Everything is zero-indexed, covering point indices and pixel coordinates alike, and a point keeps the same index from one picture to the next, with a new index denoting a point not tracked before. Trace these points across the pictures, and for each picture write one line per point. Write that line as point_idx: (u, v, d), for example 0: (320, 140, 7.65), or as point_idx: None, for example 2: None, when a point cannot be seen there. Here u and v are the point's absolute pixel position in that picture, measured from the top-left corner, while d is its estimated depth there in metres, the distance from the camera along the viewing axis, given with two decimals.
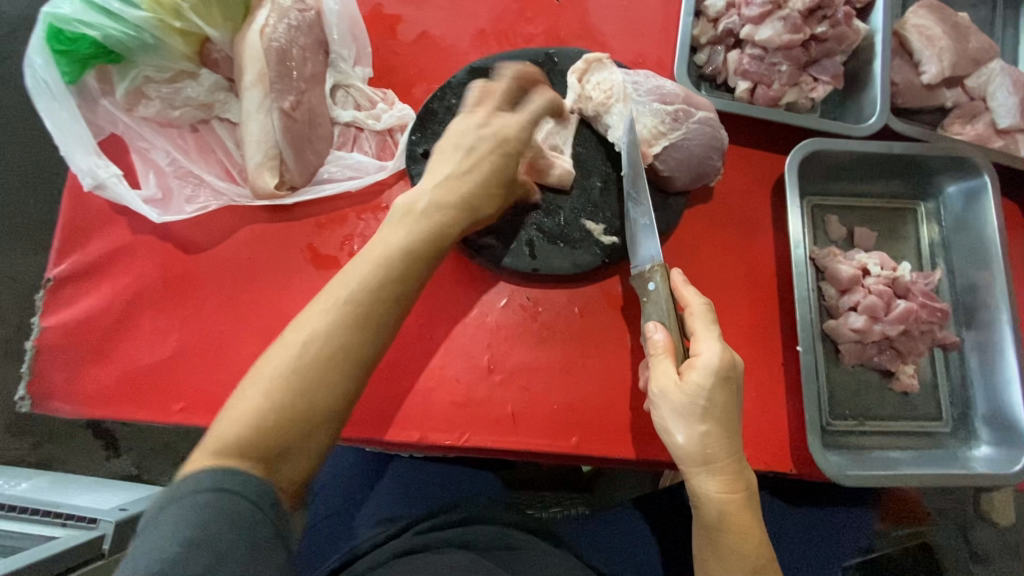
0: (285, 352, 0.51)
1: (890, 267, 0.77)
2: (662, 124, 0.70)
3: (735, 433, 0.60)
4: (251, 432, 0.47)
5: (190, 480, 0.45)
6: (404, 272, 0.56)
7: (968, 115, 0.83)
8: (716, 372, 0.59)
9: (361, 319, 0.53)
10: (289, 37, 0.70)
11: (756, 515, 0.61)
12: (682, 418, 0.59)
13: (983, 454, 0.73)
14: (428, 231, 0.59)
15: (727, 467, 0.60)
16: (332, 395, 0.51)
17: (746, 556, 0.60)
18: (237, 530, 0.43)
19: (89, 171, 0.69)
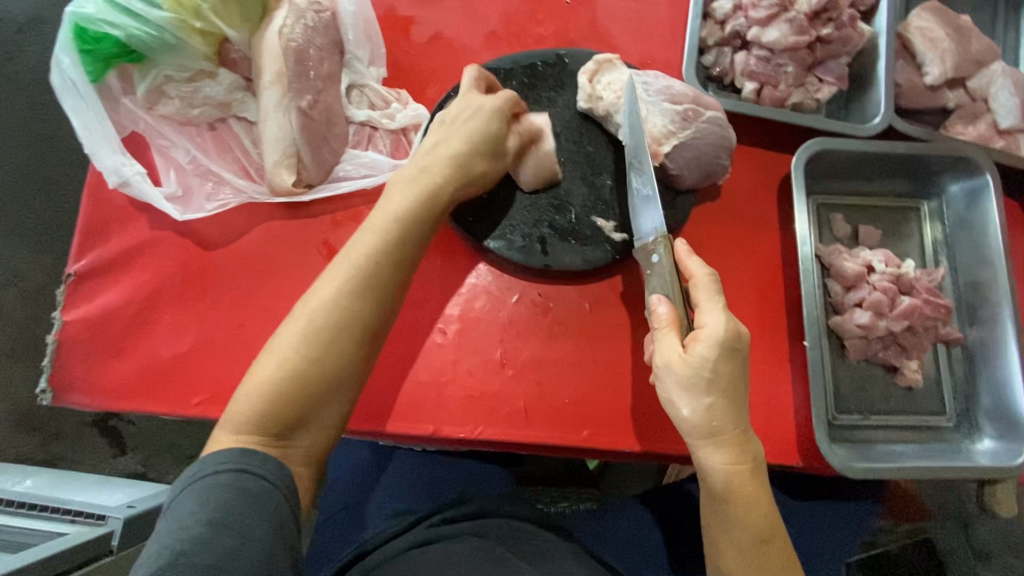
0: (295, 328, 0.59)
1: (895, 264, 0.79)
2: (672, 123, 0.71)
3: (739, 404, 0.62)
4: (266, 405, 0.55)
5: (210, 461, 0.52)
6: (400, 248, 0.63)
7: (970, 116, 0.85)
8: (719, 341, 0.61)
9: (364, 289, 0.60)
10: (306, 37, 0.72)
11: (763, 485, 0.63)
12: (686, 389, 0.61)
13: (986, 448, 0.75)
14: (419, 204, 0.65)
15: (732, 437, 0.62)
16: (343, 362, 0.59)
17: (753, 526, 0.62)
18: (255, 502, 0.50)
19: (114, 169, 0.70)
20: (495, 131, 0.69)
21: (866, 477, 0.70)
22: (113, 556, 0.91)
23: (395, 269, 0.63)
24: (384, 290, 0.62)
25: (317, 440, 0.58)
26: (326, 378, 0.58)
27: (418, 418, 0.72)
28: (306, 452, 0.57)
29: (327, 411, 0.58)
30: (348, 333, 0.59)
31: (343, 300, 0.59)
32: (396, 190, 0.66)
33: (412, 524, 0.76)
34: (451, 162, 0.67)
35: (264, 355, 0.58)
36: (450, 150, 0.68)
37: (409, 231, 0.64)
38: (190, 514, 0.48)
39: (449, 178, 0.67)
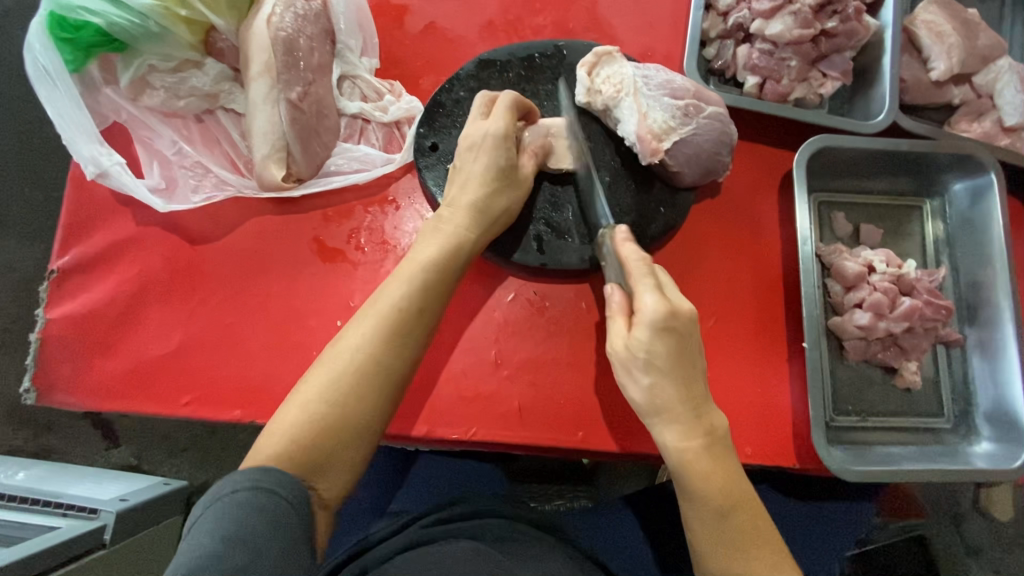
0: (321, 372, 0.59)
1: (896, 264, 0.78)
2: (672, 119, 0.69)
3: (688, 380, 0.60)
4: (293, 446, 0.55)
5: (227, 480, 0.51)
6: (434, 285, 0.64)
7: (975, 113, 0.83)
8: (651, 324, 0.59)
9: (396, 333, 0.61)
10: (296, 26, 0.69)
11: (725, 460, 0.61)
12: (628, 369, 0.61)
13: (984, 451, 0.74)
14: (451, 246, 0.65)
15: (680, 415, 0.60)
16: (368, 414, 0.59)
17: (716, 503, 0.60)
18: (271, 522, 0.50)
19: (92, 159, 0.67)
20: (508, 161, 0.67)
21: (863, 480, 0.69)
22: (106, 549, 0.90)
23: (427, 316, 0.63)
24: (409, 340, 0.62)
25: (336, 484, 0.58)
26: (353, 427, 0.58)
27: (410, 417, 0.70)
28: (326, 493, 0.57)
29: (348, 458, 0.58)
30: (374, 382, 0.59)
31: (368, 348, 0.59)
32: (424, 239, 0.66)
33: (405, 525, 0.76)
34: (473, 208, 0.66)
35: (292, 396, 0.58)
36: (469, 196, 0.66)
37: (439, 279, 0.64)
38: (206, 531, 0.47)
39: (472, 227, 0.66)
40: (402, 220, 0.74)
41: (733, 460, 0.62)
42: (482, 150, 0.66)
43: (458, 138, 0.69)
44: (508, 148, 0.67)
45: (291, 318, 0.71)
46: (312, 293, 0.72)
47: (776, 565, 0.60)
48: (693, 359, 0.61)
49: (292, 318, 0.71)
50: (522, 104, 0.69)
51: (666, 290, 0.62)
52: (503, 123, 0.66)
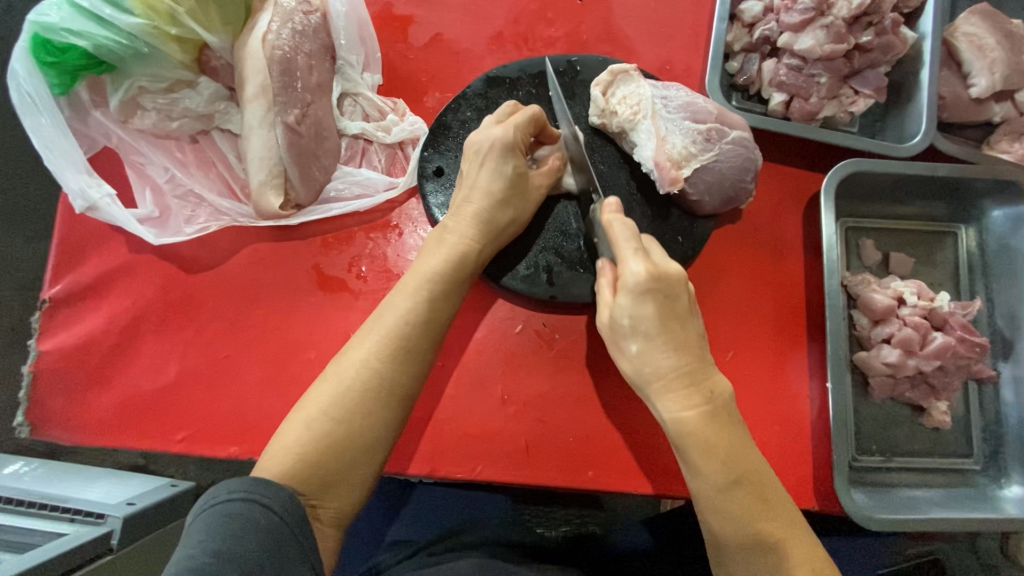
0: (325, 391, 0.56)
1: (927, 297, 0.73)
2: (693, 144, 0.65)
3: (681, 346, 0.56)
4: (297, 464, 0.52)
5: (222, 487, 0.49)
6: (440, 296, 0.60)
7: (1017, 132, 0.77)
8: (635, 289, 0.54)
9: (404, 350, 0.57)
10: (293, 43, 0.65)
11: (728, 427, 0.56)
12: (616, 340, 0.58)
13: (1015, 495, 0.70)
14: (456, 257, 0.61)
15: (674, 385, 0.55)
16: (373, 429, 0.55)
17: (719, 471, 0.55)
18: (263, 537, 0.47)
19: (80, 191, 0.64)
20: (517, 170, 0.63)
21: (887, 528, 0.66)
22: (114, 555, 0.88)
23: (434, 327, 0.60)
24: (417, 353, 0.58)
25: (344, 502, 0.55)
26: (360, 448, 0.55)
27: (412, 456, 0.68)
28: (333, 514, 0.54)
29: (355, 478, 0.55)
30: (380, 402, 0.56)
31: (374, 362, 0.57)
32: (428, 249, 0.63)
33: (414, 552, 0.75)
34: (478, 216, 0.62)
35: (291, 416, 0.56)
36: (475, 203, 0.63)
37: (445, 292, 0.61)
38: (198, 542, 0.45)
39: (479, 235, 0.62)
40: (406, 247, 0.71)
41: (737, 428, 0.57)
42: (489, 155, 0.63)
43: (466, 144, 0.65)
44: (516, 154, 0.63)
45: (290, 350, 0.68)
46: (311, 324, 0.69)
47: (793, 536, 0.56)
48: (685, 321, 0.56)
49: (292, 349, 0.68)
50: (540, 122, 0.65)
51: (651, 254, 0.57)
52: (514, 129, 0.63)
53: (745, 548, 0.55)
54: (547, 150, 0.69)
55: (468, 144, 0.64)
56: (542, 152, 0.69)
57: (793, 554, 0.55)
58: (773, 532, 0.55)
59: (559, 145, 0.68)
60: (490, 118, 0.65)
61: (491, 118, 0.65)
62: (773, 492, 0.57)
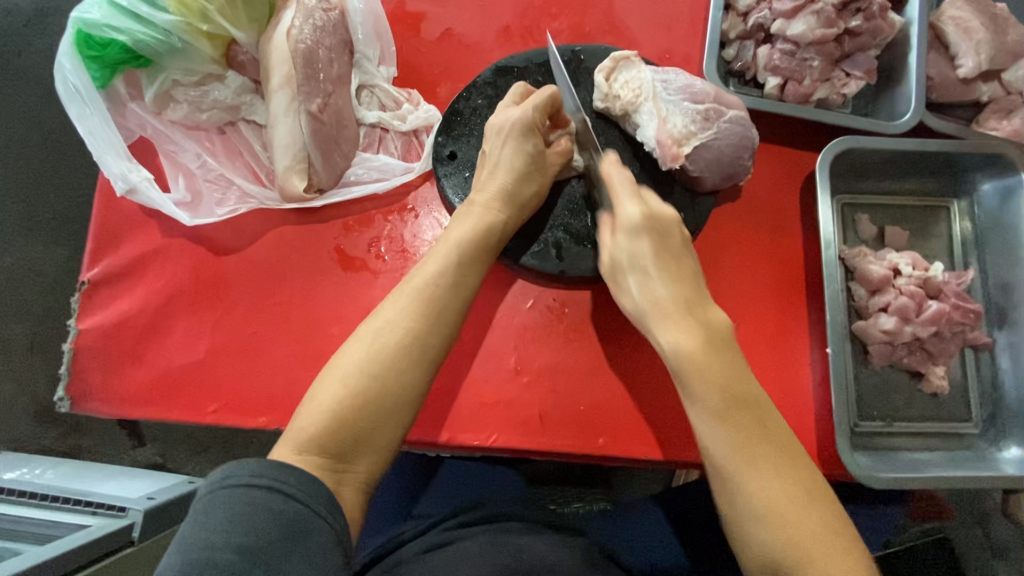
0: (359, 348, 0.59)
1: (922, 267, 0.76)
2: (692, 123, 0.69)
3: (675, 278, 0.64)
4: (333, 424, 0.56)
5: (244, 470, 0.50)
6: (469, 261, 0.65)
7: (1004, 111, 0.80)
8: (631, 228, 0.64)
9: (432, 315, 0.61)
10: (315, 38, 0.70)
11: (723, 351, 0.62)
12: (617, 278, 0.66)
13: (1013, 457, 0.73)
14: (478, 228, 0.65)
15: (669, 310, 0.63)
16: (407, 388, 0.59)
17: (719, 384, 0.60)
18: (287, 524, 0.49)
19: (121, 175, 0.69)
20: (535, 150, 0.68)
21: (889, 487, 0.69)
22: (134, 547, 0.90)
23: (458, 296, 0.63)
24: (444, 317, 0.62)
25: (373, 465, 0.58)
26: (394, 402, 0.58)
27: (431, 426, 0.71)
28: (360, 478, 0.57)
29: (384, 438, 0.58)
30: (412, 360, 0.59)
31: (406, 323, 0.60)
32: (456, 221, 0.67)
33: (430, 526, 0.75)
34: (502, 191, 0.67)
35: (321, 374, 0.59)
36: (499, 179, 0.67)
37: (469, 264, 0.64)
38: (222, 531, 0.46)
39: (504, 207, 0.67)
40: (421, 228, 0.75)
41: (737, 360, 0.62)
42: (509, 136, 0.67)
43: (487, 126, 0.70)
44: (535, 135, 0.68)
45: (314, 326, 0.72)
46: (334, 302, 0.73)
47: (784, 461, 0.58)
48: (678, 258, 0.65)
49: (316, 326, 0.72)
50: (556, 104, 0.70)
51: (647, 202, 0.67)
52: (533, 111, 0.67)
53: (746, 478, 0.57)
54: (559, 133, 0.72)
55: (491, 126, 0.69)
56: (554, 135, 0.72)
57: (792, 481, 0.57)
58: (769, 453, 0.58)
59: (570, 127, 0.72)
60: (508, 101, 0.70)
61: (509, 101, 0.70)
62: (768, 417, 0.60)
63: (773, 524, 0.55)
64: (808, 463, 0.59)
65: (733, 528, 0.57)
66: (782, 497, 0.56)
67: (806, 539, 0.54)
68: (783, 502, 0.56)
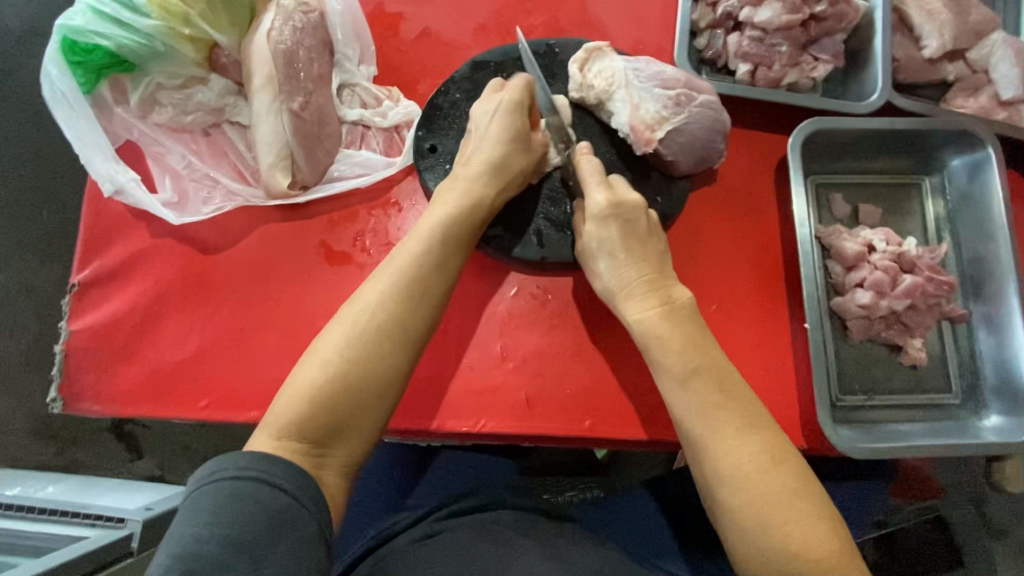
0: (340, 333, 0.60)
1: (896, 243, 0.78)
2: (665, 108, 0.71)
3: (639, 258, 0.66)
4: (312, 409, 0.56)
5: (229, 464, 0.52)
6: (453, 245, 0.66)
7: (971, 88, 0.83)
8: (599, 215, 0.66)
9: (413, 297, 0.62)
10: (294, 39, 0.72)
11: (686, 325, 0.64)
12: (588, 263, 0.69)
13: (994, 425, 0.74)
14: (460, 209, 0.66)
15: (633, 289, 0.66)
16: (390, 370, 0.60)
17: (684, 359, 0.62)
18: (272, 515, 0.50)
19: (108, 177, 0.71)
20: (524, 125, 0.69)
21: (871, 458, 0.70)
22: (134, 558, 0.90)
23: (439, 280, 0.64)
24: (426, 300, 0.63)
25: (351, 449, 0.58)
26: (376, 386, 0.59)
27: (421, 414, 0.72)
28: (341, 464, 0.58)
29: (364, 425, 0.59)
30: (393, 342, 0.60)
31: (387, 305, 0.61)
32: (441, 196, 0.68)
33: (420, 518, 0.76)
34: (490, 163, 0.68)
35: (304, 360, 0.59)
36: (488, 152, 0.68)
37: (451, 248, 0.65)
38: (206, 522, 0.48)
39: (493, 180, 0.68)
40: (405, 221, 0.76)
41: (702, 333, 0.64)
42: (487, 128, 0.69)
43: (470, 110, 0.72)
44: (522, 112, 0.70)
45: (302, 320, 0.73)
46: (321, 296, 0.74)
47: (755, 428, 0.59)
48: (644, 241, 0.67)
49: (304, 319, 0.73)
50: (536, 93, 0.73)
51: (616, 188, 0.68)
52: (518, 91, 0.70)
53: (712, 441, 0.59)
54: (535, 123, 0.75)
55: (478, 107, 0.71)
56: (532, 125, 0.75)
57: (760, 450, 0.57)
58: (731, 418, 0.59)
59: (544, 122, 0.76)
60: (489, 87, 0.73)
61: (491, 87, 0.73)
62: (735, 388, 0.61)
63: (739, 487, 0.56)
64: (775, 428, 0.60)
65: (705, 492, 0.59)
66: (746, 460, 0.57)
67: (778, 504, 0.55)
68: (748, 465, 0.57)
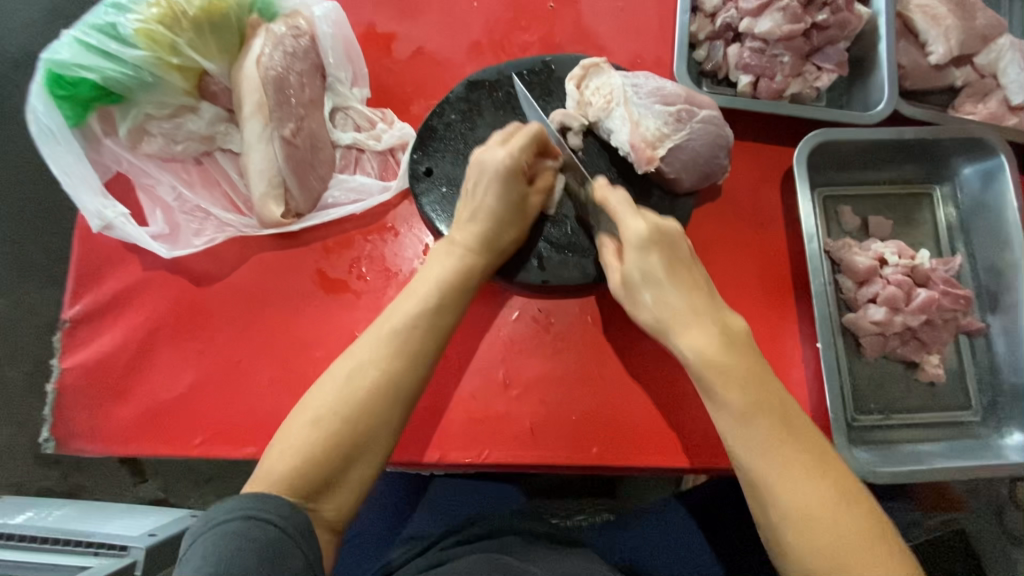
0: (331, 388, 0.58)
1: (908, 255, 0.76)
2: (665, 125, 0.69)
3: (688, 287, 0.61)
4: (302, 465, 0.54)
5: (221, 509, 0.50)
6: (448, 301, 0.64)
7: (979, 94, 0.81)
8: (639, 244, 0.60)
9: (411, 354, 0.60)
10: (285, 64, 0.70)
11: (746, 356, 0.59)
12: (630, 297, 0.63)
13: (1017, 443, 0.71)
14: (455, 267, 0.65)
15: (688, 320, 0.59)
16: (382, 432, 0.58)
17: (748, 390, 0.57)
18: (266, 551, 0.48)
19: (97, 212, 0.69)
20: (520, 195, 0.65)
21: (891, 482, 0.67)
22: None
23: (435, 336, 0.62)
24: (421, 353, 0.61)
25: (339, 505, 0.56)
26: (370, 438, 0.57)
27: (422, 446, 0.70)
28: (330, 517, 0.56)
29: (353, 484, 0.57)
30: (387, 401, 0.58)
31: (382, 364, 0.59)
32: (435, 259, 0.66)
33: (425, 548, 0.75)
34: (481, 233, 0.66)
35: (294, 417, 0.57)
36: (480, 222, 0.66)
37: (448, 300, 0.64)
38: (196, 566, 0.46)
39: (483, 252, 0.66)
40: (402, 247, 0.74)
41: (758, 361, 0.59)
42: (495, 180, 0.64)
43: (470, 162, 0.67)
44: (520, 180, 0.65)
45: (299, 350, 0.71)
46: (318, 325, 0.72)
47: (822, 462, 0.55)
48: (688, 267, 0.62)
49: (301, 349, 0.71)
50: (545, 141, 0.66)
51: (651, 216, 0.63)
52: (520, 154, 0.64)
53: (777, 479, 0.54)
54: (546, 163, 0.69)
55: (477, 170, 0.66)
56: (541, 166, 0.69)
57: (831, 489, 0.53)
58: (795, 463, 0.54)
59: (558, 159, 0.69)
60: (496, 138, 0.66)
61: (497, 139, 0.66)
62: (797, 421, 0.57)
63: (810, 530, 0.52)
64: (841, 467, 0.56)
65: (769, 536, 0.55)
66: (816, 501, 0.53)
67: (852, 546, 0.51)
68: (817, 505, 0.53)
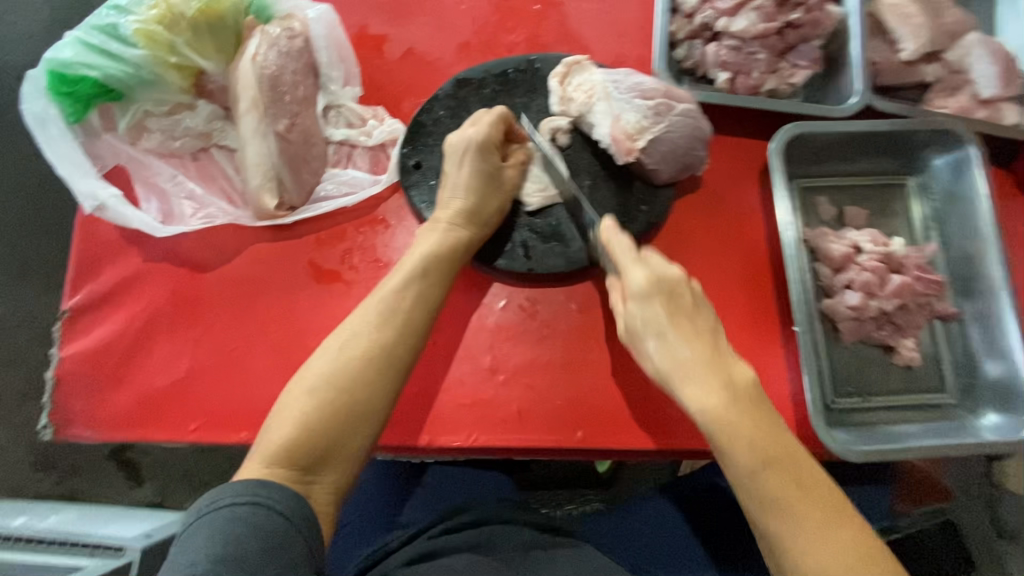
0: (326, 357, 0.61)
1: (882, 243, 0.78)
2: (644, 119, 0.71)
3: (692, 337, 0.64)
4: (300, 432, 0.57)
5: (226, 491, 0.52)
6: (438, 276, 0.67)
7: (950, 88, 0.84)
8: (640, 294, 0.64)
9: (401, 324, 0.63)
10: (279, 63, 0.73)
11: (751, 406, 0.62)
12: (636, 344, 0.66)
13: (992, 423, 0.73)
14: (444, 243, 0.68)
15: (692, 373, 0.62)
16: (376, 397, 0.60)
17: (756, 446, 0.59)
18: (268, 537, 0.50)
19: (90, 194, 0.71)
20: (494, 165, 0.71)
21: (867, 460, 0.69)
22: None
23: (426, 309, 0.65)
24: (412, 323, 0.63)
25: (339, 475, 0.58)
26: (363, 412, 0.59)
27: (412, 430, 0.72)
28: (329, 488, 0.57)
29: (350, 453, 0.59)
30: (379, 368, 0.60)
31: (374, 334, 0.62)
32: (422, 236, 0.69)
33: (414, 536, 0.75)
34: (465, 208, 0.69)
35: (292, 385, 0.60)
36: (461, 197, 0.69)
37: (437, 275, 0.66)
38: (199, 549, 0.48)
39: (468, 223, 0.69)
40: (392, 238, 0.77)
41: (764, 410, 0.62)
42: (469, 154, 0.70)
43: (445, 146, 0.73)
44: (492, 153, 0.71)
45: (292, 339, 0.73)
46: (311, 314, 0.74)
47: (830, 517, 0.57)
48: (692, 316, 0.65)
49: (294, 338, 0.73)
50: (508, 121, 0.73)
51: (651, 262, 0.66)
52: (488, 129, 0.71)
53: (800, 540, 0.57)
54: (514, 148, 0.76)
55: (450, 151, 0.71)
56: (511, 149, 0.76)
57: (848, 549, 0.56)
58: (808, 518, 0.57)
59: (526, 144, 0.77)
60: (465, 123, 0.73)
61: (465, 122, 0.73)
62: (806, 473, 0.59)
63: None
64: (856, 518, 0.58)
65: None
66: (831, 563, 0.55)
67: None
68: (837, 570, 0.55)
